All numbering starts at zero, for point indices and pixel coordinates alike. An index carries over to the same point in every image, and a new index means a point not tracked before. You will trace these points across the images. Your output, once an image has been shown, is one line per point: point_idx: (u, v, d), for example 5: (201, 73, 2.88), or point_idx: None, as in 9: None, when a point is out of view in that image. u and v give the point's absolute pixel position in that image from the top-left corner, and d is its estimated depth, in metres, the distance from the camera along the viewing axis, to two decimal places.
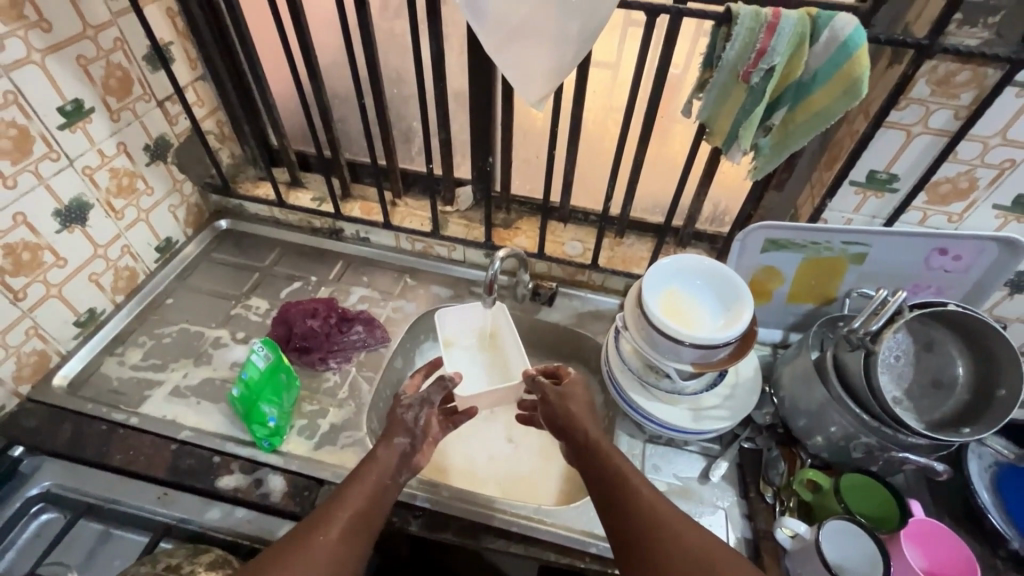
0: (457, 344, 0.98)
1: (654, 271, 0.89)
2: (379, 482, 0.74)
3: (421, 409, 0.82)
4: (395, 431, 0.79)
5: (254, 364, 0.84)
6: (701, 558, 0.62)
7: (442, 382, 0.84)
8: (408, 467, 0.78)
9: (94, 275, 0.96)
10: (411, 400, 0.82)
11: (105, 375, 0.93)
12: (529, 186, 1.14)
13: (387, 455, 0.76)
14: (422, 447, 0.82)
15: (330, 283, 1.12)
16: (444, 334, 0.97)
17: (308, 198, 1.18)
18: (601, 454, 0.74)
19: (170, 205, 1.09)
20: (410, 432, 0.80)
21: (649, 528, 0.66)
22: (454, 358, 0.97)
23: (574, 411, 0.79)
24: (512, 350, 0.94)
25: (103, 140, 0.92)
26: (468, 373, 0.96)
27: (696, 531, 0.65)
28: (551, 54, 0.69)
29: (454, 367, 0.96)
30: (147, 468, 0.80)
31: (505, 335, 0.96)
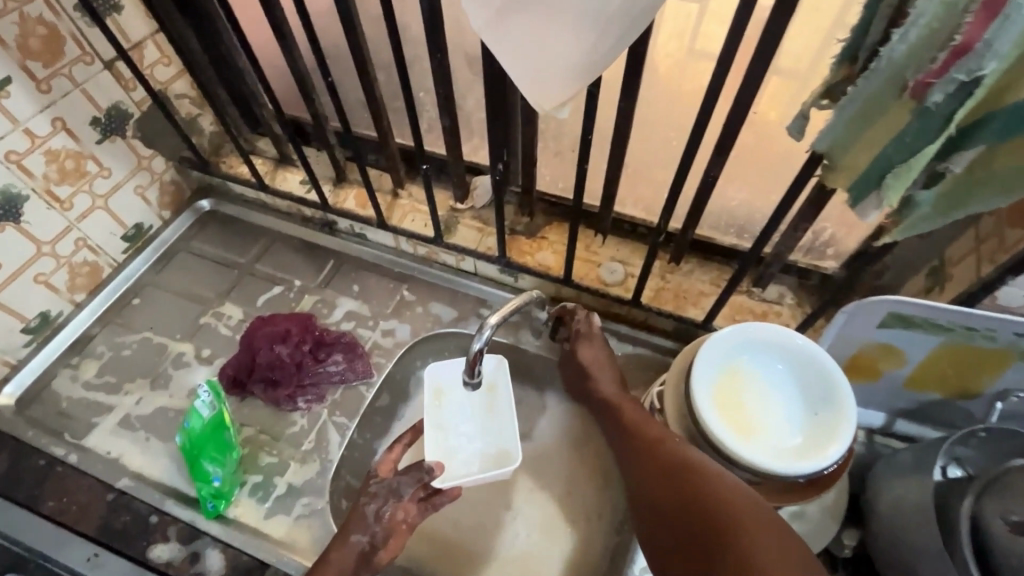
0: (450, 399, 0.74)
1: (715, 343, 0.62)
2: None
3: (385, 500, 0.63)
4: (353, 525, 0.63)
5: (196, 415, 0.71)
6: (722, 521, 0.47)
7: (417, 471, 0.65)
8: (369, 569, 0.61)
9: (41, 276, 0.83)
10: (377, 488, 0.64)
11: (56, 393, 0.83)
12: (562, 184, 0.87)
13: (346, 549, 0.61)
14: (391, 541, 0.63)
15: (315, 290, 0.94)
16: (433, 390, 0.74)
17: (297, 180, 0.99)
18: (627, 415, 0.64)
19: (138, 186, 0.93)
20: (369, 525, 0.62)
21: (670, 488, 0.53)
22: (444, 419, 0.73)
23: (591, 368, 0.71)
24: (507, 424, 0.72)
25: (30, 119, 0.75)
26: (461, 443, 0.72)
27: (727, 487, 0.50)
28: (575, 42, 0.45)
29: (446, 439, 0.72)
30: (77, 522, 0.71)
31: (499, 399, 0.73)
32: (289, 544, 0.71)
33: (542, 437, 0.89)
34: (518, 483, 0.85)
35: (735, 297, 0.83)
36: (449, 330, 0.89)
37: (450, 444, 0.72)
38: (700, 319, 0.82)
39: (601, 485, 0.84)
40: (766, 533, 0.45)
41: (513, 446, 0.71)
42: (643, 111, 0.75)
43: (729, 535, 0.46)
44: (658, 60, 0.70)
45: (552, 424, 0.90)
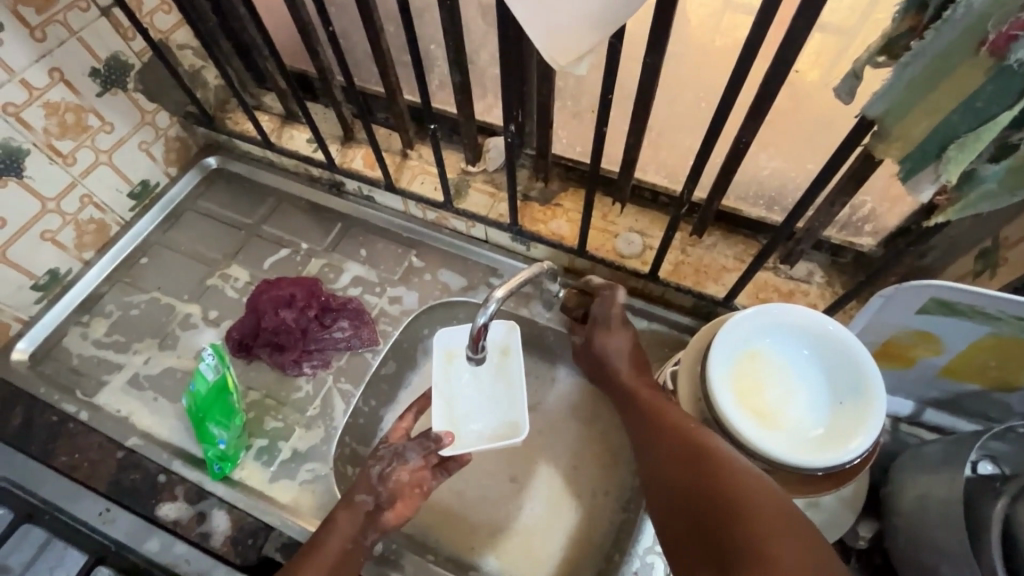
0: (461, 367, 0.69)
1: (734, 326, 0.58)
2: (340, 550, 0.59)
3: (391, 462, 0.64)
4: (359, 487, 0.63)
5: (202, 378, 0.73)
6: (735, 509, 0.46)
7: (424, 440, 0.64)
8: (377, 528, 0.62)
9: (48, 233, 0.82)
10: (383, 450, 0.65)
11: (68, 351, 0.83)
12: (579, 148, 0.82)
13: (355, 507, 0.62)
14: (398, 502, 0.64)
15: (322, 254, 0.92)
16: (447, 355, 0.70)
17: (304, 139, 0.95)
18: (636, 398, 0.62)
19: (142, 141, 0.90)
20: (375, 487, 0.63)
21: (682, 470, 0.51)
22: (455, 387, 0.69)
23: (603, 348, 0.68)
24: (517, 393, 0.67)
25: (26, 68, 0.72)
26: (469, 416, 0.68)
27: (746, 475, 0.48)
28: None
29: (455, 410, 0.68)
30: (89, 478, 0.72)
31: (511, 366, 0.68)
32: (293, 508, 0.71)
33: (550, 411, 0.87)
34: (524, 456, 0.84)
35: (760, 274, 0.78)
36: (457, 299, 0.86)
37: (458, 412, 0.68)
38: (721, 296, 0.77)
39: (609, 463, 0.82)
40: (781, 524, 0.44)
41: (522, 416, 0.66)
42: (670, 69, 0.69)
43: (743, 528, 0.44)
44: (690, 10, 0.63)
45: (561, 399, 0.88)
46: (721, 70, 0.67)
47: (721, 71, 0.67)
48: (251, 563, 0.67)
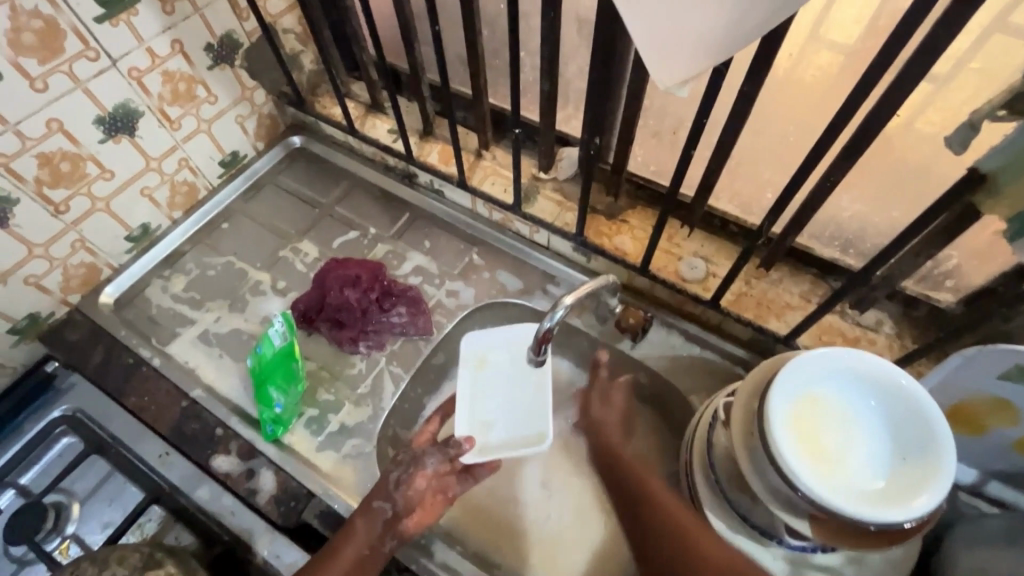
0: (487, 368, 0.73)
1: (800, 365, 0.57)
2: (352, 560, 0.61)
3: (407, 467, 0.66)
4: (374, 496, 0.65)
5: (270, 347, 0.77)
6: None
7: (444, 448, 0.66)
8: (395, 535, 0.63)
9: (146, 190, 0.88)
10: (404, 456, 0.68)
11: (148, 301, 0.89)
12: (655, 167, 0.83)
13: (370, 516, 0.63)
14: (418, 511, 0.65)
15: (388, 241, 0.95)
16: (479, 355, 0.73)
17: (385, 129, 0.99)
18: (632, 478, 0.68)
19: (239, 115, 0.96)
20: (390, 495, 0.64)
21: None
22: (483, 388, 0.72)
23: None
24: (541, 399, 0.69)
25: (153, 38, 0.78)
26: (494, 420, 0.70)
27: None
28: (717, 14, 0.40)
29: (481, 415, 0.71)
30: (155, 421, 0.77)
31: (537, 369, 0.71)
32: (335, 479, 0.74)
33: None
34: (558, 463, 0.84)
35: (826, 317, 0.77)
36: (513, 300, 0.88)
37: (485, 414, 0.71)
38: (783, 333, 0.76)
39: None
40: None
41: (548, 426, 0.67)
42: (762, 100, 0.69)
43: None
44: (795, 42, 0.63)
45: None
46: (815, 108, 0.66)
47: (816, 108, 0.66)
48: (290, 526, 0.70)
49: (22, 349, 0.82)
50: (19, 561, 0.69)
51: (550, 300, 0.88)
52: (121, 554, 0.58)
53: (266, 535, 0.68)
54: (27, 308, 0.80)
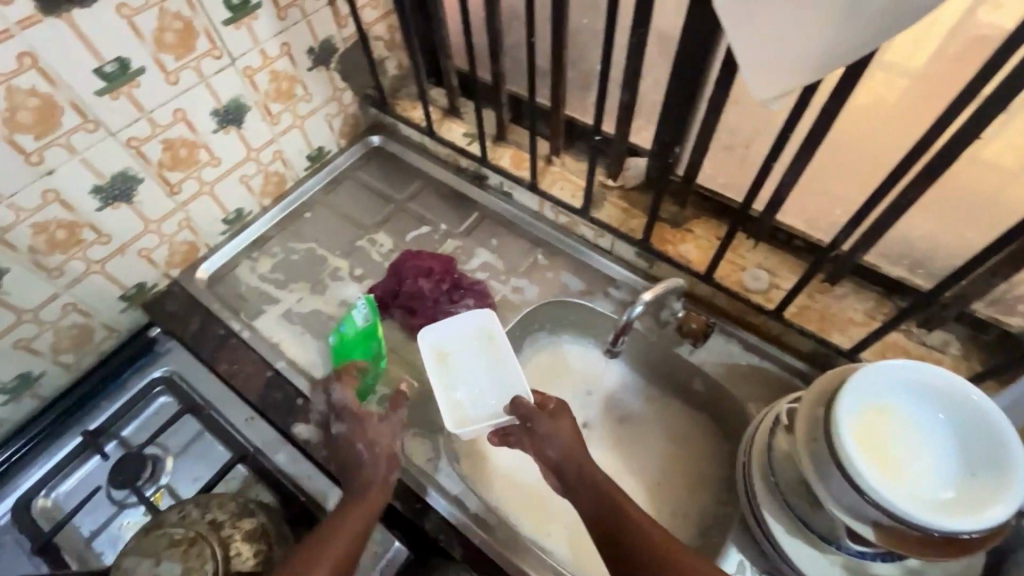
0: (449, 360, 0.79)
1: (869, 375, 0.59)
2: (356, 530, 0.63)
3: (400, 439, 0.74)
4: (372, 471, 0.70)
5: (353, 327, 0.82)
6: None
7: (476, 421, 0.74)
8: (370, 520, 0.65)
9: (244, 177, 0.96)
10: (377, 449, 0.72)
11: (238, 279, 0.97)
12: (722, 180, 0.85)
13: (375, 493, 0.68)
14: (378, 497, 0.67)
15: (457, 237, 1.01)
16: (434, 347, 0.80)
17: (461, 132, 1.05)
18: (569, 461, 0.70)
19: (328, 114, 1.04)
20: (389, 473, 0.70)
21: None
22: (450, 376, 0.78)
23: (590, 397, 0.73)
24: (512, 369, 0.77)
25: (267, 40, 0.86)
26: (471, 399, 0.76)
27: None
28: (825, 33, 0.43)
29: (458, 397, 0.76)
30: (243, 387, 0.84)
31: (498, 347, 0.79)
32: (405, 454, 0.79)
33: (642, 425, 0.90)
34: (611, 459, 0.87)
35: (890, 334, 0.77)
36: (576, 300, 0.92)
37: (461, 396, 0.76)
38: (845, 347, 0.77)
39: (693, 489, 0.84)
40: None
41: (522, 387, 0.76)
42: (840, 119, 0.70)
43: None
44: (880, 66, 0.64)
45: (655, 416, 0.90)
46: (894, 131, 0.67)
47: (895, 130, 0.67)
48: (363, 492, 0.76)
49: (129, 315, 0.90)
50: (120, 504, 0.77)
51: (611, 303, 0.91)
52: (219, 500, 0.64)
53: (338, 500, 0.74)
54: (136, 278, 0.89)
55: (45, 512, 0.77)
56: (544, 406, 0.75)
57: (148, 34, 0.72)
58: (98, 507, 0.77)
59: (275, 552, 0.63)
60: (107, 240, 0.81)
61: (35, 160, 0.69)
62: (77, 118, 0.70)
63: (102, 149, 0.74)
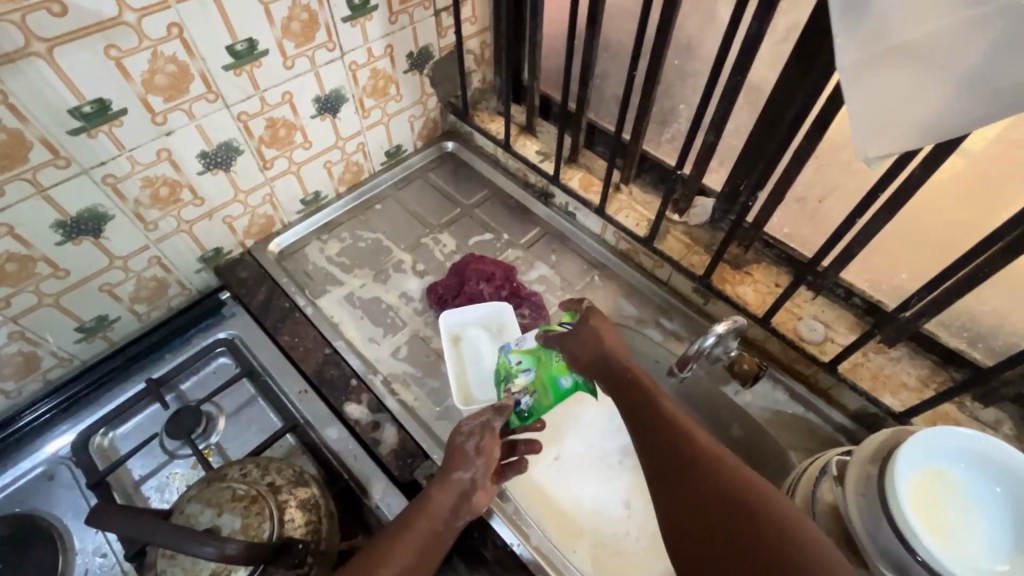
0: (462, 346, 0.90)
1: (928, 439, 0.60)
2: (427, 533, 0.60)
3: (477, 436, 0.69)
4: (453, 470, 0.66)
5: (520, 392, 0.78)
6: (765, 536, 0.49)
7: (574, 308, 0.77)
8: (468, 509, 0.65)
9: (328, 163, 1.01)
10: (470, 426, 0.70)
11: (306, 257, 1.01)
12: (790, 230, 0.88)
13: (456, 481, 0.65)
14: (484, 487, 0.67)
15: (518, 248, 1.04)
16: (451, 334, 0.90)
17: (535, 149, 1.09)
18: (610, 360, 0.68)
19: (412, 115, 1.09)
20: (472, 463, 0.67)
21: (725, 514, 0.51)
22: (463, 358, 0.88)
23: (606, 338, 0.70)
24: None
25: (375, 40, 0.91)
26: (477, 380, 0.86)
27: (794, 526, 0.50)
28: (940, 100, 0.46)
29: (468, 376, 0.87)
30: (301, 360, 0.87)
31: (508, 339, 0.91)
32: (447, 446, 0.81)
33: None
34: (643, 486, 0.86)
35: (942, 405, 0.78)
36: (627, 326, 0.94)
37: (469, 376, 0.87)
38: (896, 410, 0.78)
39: None
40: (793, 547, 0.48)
41: None
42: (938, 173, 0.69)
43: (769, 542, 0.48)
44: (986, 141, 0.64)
45: None
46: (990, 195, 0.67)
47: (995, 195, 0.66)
48: (404, 480, 0.76)
49: (202, 277, 0.95)
50: (172, 454, 0.80)
51: (662, 333, 0.94)
52: (278, 466, 0.66)
53: (378, 481, 0.76)
54: (216, 243, 0.93)
55: (100, 450, 0.80)
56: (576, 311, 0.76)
57: (278, 21, 0.77)
58: (150, 453, 0.80)
59: (323, 526, 0.64)
60: (200, 203, 0.86)
61: (159, 121, 0.74)
62: (201, 88, 0.75)
63: (215, 118, 0.79)
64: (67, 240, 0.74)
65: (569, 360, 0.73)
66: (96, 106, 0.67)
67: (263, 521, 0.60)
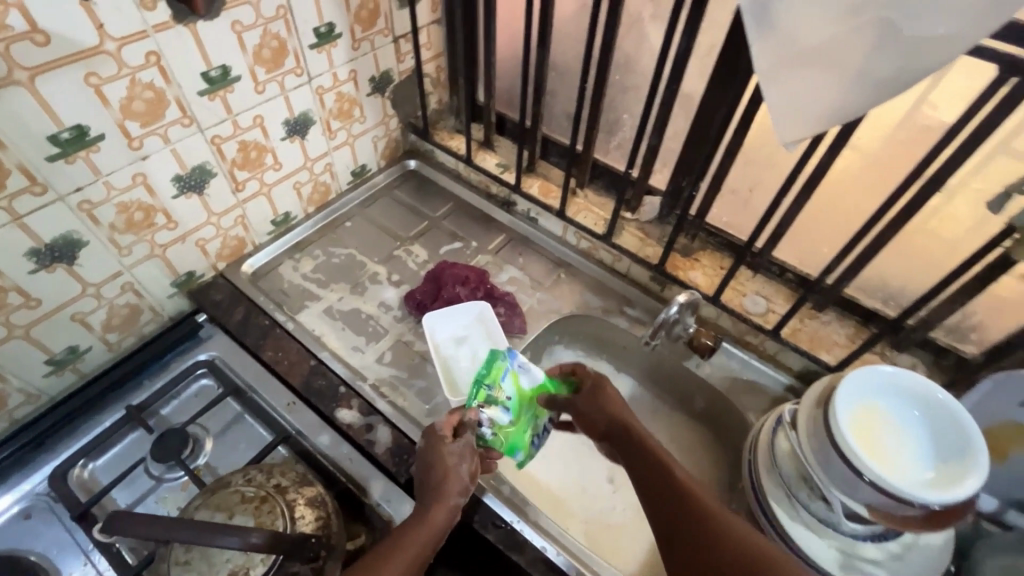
0: (448, 346, 0.94)
1: (857, 379, 0.70)
2: (420, 552, 0.63)
3: (467, 459, 0.70)
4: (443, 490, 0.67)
5: (487, 420, 0.71)
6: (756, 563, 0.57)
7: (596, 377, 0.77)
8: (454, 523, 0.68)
9: (297, 184, 1.04)
10: (460, 446, 0.70)
11: (280, 276, 1.03)
12: (727, 219, 1.00)
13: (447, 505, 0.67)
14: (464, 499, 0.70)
15: (487, 254, 1.11)
16: (438, 338, 0.95)
17: (494, 162, 1.17)
18: (623, 432, 0.73)
19: (375, 136, 1.15)
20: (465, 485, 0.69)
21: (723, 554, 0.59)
22: (451, 359, 0.93)
23: (614, 405, 0.75)
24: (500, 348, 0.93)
25: (339, 65, 0.97)
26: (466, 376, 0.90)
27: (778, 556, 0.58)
28: (838, 93, 0.57)
29: (458, 375, 0.91)
30: (286, 372, 0.88)
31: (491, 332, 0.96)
32: None
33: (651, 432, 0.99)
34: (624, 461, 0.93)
35: (868, 357, 0.90)
36: (595, 315, 1.03)
37: (459, 374, 0.91)
38: (832, 364, 0.89)
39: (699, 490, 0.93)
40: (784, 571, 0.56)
41: None
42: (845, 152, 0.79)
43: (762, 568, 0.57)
44: (884, 118, 0.74)
45: (662, 424, 1.00)
46: (894, 164, 0.77)
47: (898, 164, 0.77)
48: (401, 476, 0.79)
49: (175, 301, 0.95)
50: (160, 478, 0.79)
51: (627, 320, 1.02)
52: (281, 469, 0.68)
53: (377, 481, 0.78)
54: (188, 266, 0.94)
55: (81, 483, 0.78)
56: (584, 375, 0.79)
57: (250, 48, 0.81)
58: (135, 480, 0.79)
59: (332, 521, 0.66)
60: (174, 227, 0.87)
61: (136, 146, 0.76)
62: (178, 113, 0.78)
63: (190, 143, 0.82)
64: (40, 268, 0.74)
65: (585, 424, 0.78)
66: (75, 132, 0.69)
67: (276, 518, 0.62)
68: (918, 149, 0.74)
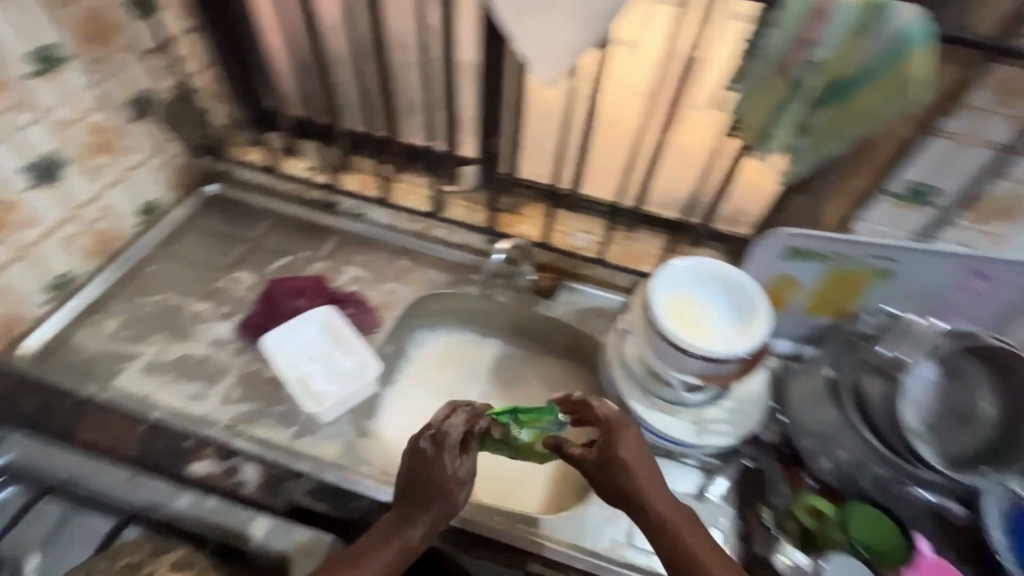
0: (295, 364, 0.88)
1: (670, 271, 0.82)
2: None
3: (460, 489, 0.67)
4: (416, 520, 0.66)
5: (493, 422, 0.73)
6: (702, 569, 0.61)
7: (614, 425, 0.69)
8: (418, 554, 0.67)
9: (67, 238, 0.89)
10: (451, 478, 0.67)
11: (81, 345, 0.90)
12: (536, 170, 1.02)
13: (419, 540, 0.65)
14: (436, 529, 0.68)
15: (322, 260, 1.06)
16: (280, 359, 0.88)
17: (302, 167, 1.13)
18: (631, 484, 0.66)
19: (155, 167, 1.02)
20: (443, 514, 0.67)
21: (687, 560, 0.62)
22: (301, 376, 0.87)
23: (626, 451, 0.67)
24: (353, 352, 0.90)
25: (78, 92, 0.84)
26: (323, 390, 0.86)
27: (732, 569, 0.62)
28: (574, 29, 0.63)
29: (312, 390, 0.86)
30: (113, 447, 0.78)
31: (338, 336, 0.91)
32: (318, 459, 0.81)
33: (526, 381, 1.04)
34: None
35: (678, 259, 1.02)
36: (444, 292, 1.03)
37: (314, 390, 0.86)
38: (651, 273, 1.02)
39: None
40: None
41: (366, 366, 0.88)
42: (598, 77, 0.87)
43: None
44: (624, 45, 0.82)
45: (534, 370, 1.05)
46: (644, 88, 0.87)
47: (644, 85, 0.85)
48: (281, 507, 0.76)
49: None
50: None
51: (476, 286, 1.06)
52: (132, 546, 0.68)
53: (258, 521, 0.71)
54: None
55: None
56: (608, 419, 0.70)
57: None
58: None
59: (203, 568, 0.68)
60: None
61: None
62: None
63: None
64: None
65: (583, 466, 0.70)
66: None
67: None
68: (653, 66, 0.83)
